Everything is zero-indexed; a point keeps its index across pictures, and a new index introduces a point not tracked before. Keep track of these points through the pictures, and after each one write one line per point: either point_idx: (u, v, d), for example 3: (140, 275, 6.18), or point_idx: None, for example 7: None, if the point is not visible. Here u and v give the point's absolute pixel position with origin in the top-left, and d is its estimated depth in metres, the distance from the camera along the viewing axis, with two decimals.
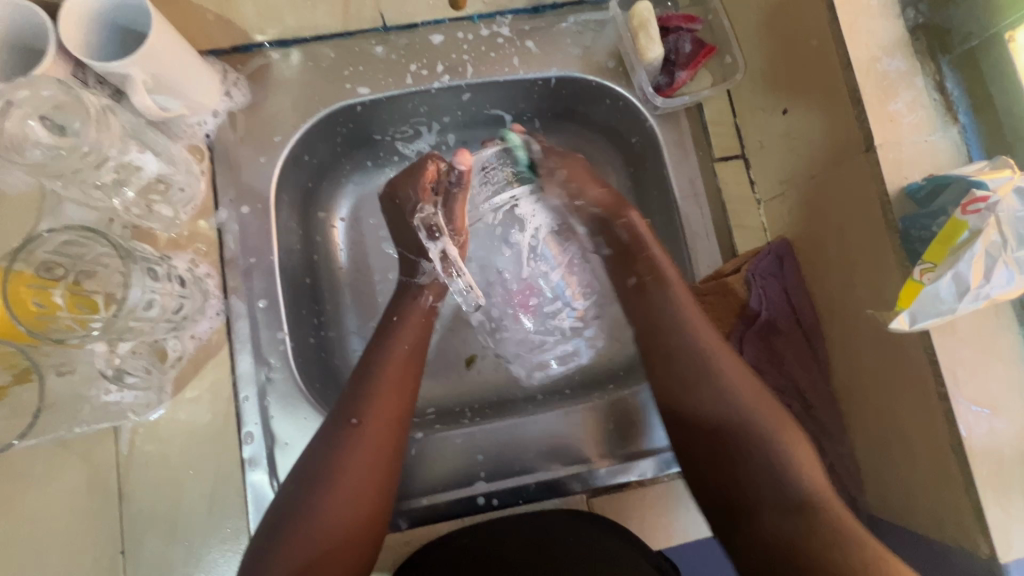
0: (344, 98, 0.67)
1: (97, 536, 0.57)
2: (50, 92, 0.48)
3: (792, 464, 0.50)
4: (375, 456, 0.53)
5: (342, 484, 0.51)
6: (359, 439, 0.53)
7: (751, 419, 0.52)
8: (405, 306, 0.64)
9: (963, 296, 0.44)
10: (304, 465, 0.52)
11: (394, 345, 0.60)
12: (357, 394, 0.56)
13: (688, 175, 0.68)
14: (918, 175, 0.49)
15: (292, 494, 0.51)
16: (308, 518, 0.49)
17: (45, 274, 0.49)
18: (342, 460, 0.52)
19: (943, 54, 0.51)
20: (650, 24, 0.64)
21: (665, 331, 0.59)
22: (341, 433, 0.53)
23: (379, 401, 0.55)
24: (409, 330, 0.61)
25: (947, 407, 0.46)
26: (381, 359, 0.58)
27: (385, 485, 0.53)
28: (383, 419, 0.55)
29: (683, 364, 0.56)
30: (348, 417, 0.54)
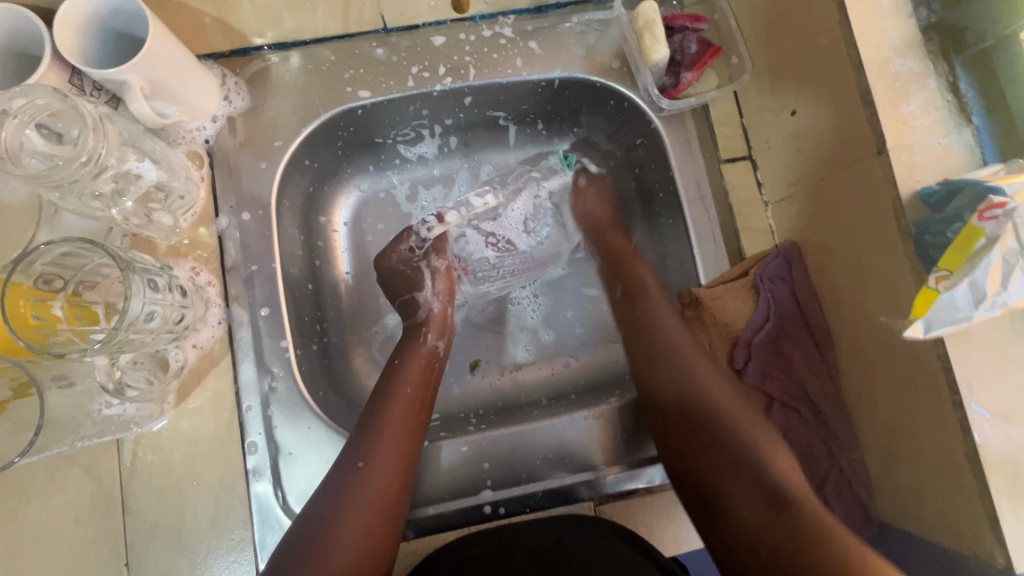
0: (346, 101, 0.66)
1: (101, 549, 0.56)
2: (46, 101, 0.47)
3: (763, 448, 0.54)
4: (380, 502, 0.52)
5: (348, 526, 0.50)
6: (366, 482, 0.52)
7: (722, 414, 0.57)
8: (412, 347, 0.64)
9: (979, 304, 0.43)
10: (309, 513, 0.51)
11: (401, 388, 0.59)
12: (364, 435, 0.55)
13: (695, 177, 0.67)
14: (931, 178, 0.48)
15: (299, 534, 0.50)
16: (308, 565, 0.48)
17: (43, 286, 0.48)
18: (348, 504, 0.51)
19: (956, 54, 0.50)
20: (656, 23, 0.63)
21: (658, 329, 0.64)
22: (348, 478, 0.53)
23: (384, 443, 0.54)
24: (412, 371, 0.61)
25: (962, 415, 0.46)
26: (384, 403, 0.57)
27: (392, 522, 0.52)
28: (391, 464, 0.54)
29: (673, 359, 0.61)
30: (353, 459, 0.54)
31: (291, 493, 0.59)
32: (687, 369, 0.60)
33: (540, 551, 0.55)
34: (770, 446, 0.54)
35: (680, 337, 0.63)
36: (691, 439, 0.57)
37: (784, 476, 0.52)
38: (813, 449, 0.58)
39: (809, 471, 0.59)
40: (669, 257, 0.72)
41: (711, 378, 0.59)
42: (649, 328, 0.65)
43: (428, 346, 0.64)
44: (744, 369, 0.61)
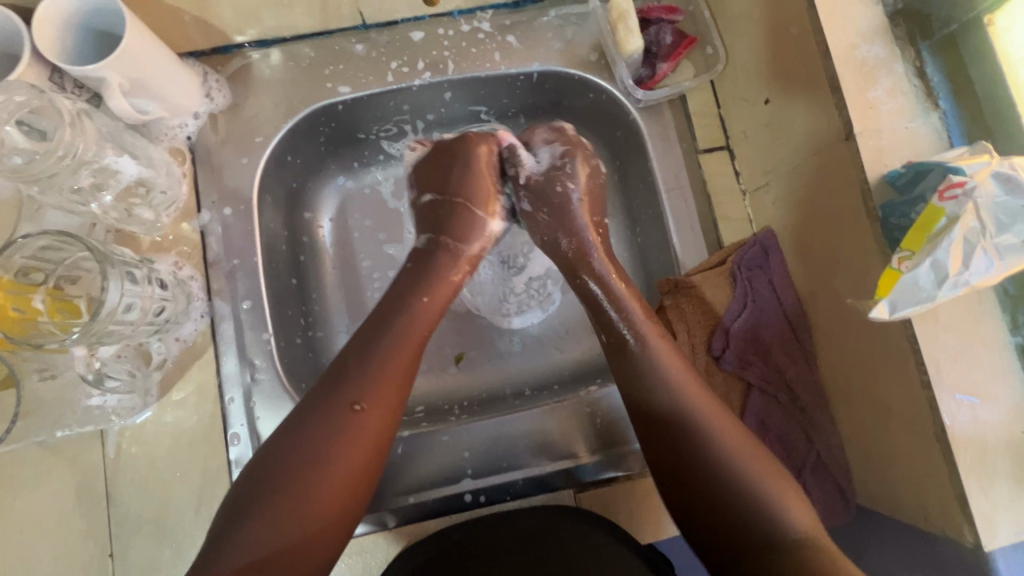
0: (326, 97, 0.67)
1: (86, 540, 0.57)
2: (24, 98, 0.47)
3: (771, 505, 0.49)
4: (365, 449, 0.51)
5: (330, 467, 0.49)
6: (359, 426, 0.51)
7: (743, 460, 0.51)
8: (433, 281, 0.60)
9: (942, 284, 0.43)
10: (294, 445, 0.50)
11: (407, 331, 0.57)
12: (368, 376, 0.53)
13: (673, 168, 0.68)
14: (898, 162, 0.49)
15: (280, 461, 0.49)
16: (284, 495, 0.48)
17: (23, 279, 0.50)
18: (335, 446, 0.50)
19: (922, 39, 0.51)
20: (629, 16, 0.63)
21: (666, 395, 0.54)
22: (346, 417, 0.51)
23: (384, 387, 0.53)
24: (428, 313, 0.59)
25: (930, 396, 0.46)
26: (392, 345, 0.55)
27: (375, 469, 0.52)
28: (383, 411, 0.53)
29: (682, 419, 0.53)
30: (350, 401, 0.52)
31: None
32: (698, 429, 0.52)
33: (524, 536, 0.56)
34: (792, 504, 0.49)
35: (673, 369, 0.55)
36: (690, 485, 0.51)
37: (796, 525, 0.48)
38: (790, 434, 0.59)
39: (788, 458, 0.59)
40: (650, 248, 0.72)
41: (721, 417, 0.53)
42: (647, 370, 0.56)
43: (454, 282, 0.62)
44: (722, 356, 0.62)
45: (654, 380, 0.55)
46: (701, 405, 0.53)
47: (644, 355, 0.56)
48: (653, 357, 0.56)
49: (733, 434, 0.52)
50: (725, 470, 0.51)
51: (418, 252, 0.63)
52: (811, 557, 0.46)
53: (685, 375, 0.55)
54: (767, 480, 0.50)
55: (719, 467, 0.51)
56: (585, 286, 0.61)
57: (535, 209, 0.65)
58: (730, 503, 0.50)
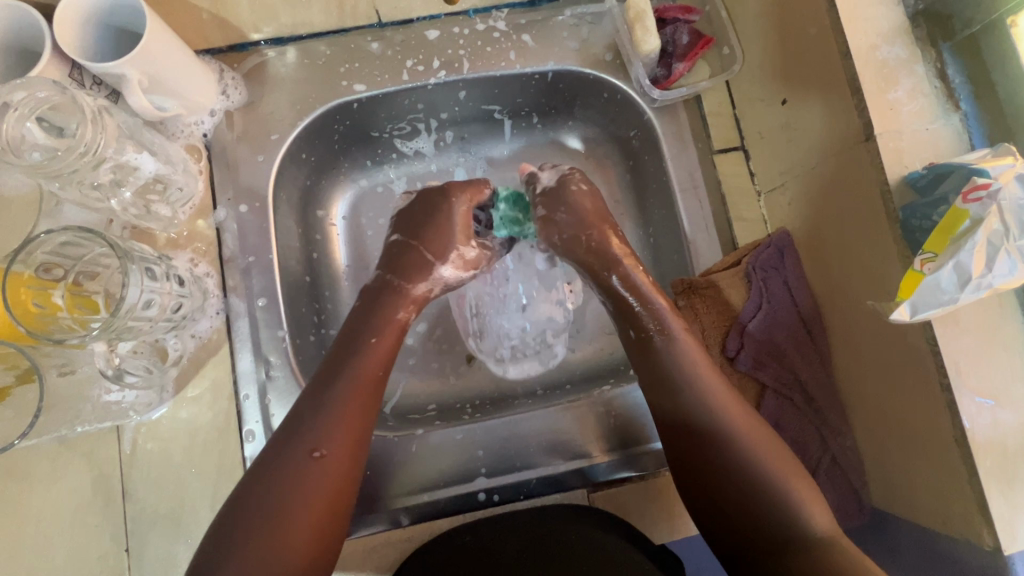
0: (341, 96, 0.67)
1: (102, 535, 0.57)
2: (46, 94, 0.48)
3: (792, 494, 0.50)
4: (332, 497, 0.50)
5: (303, 517, 0.48)
6: (320, 473, 0.50)
7: (770, 465, 0.51)
8: (381, 323, 0.58)
9: (965, 286, 0.43)
10: (251, 500, 0.48)
11: (357, 373, 0.55)
12: (320, 421, 0.52)
13: (687, 168, 0.67)
14: (919, 164, 0.48)
15: (241, 516, 0.47)
16: (247, 551, 0.46)
17: (44, 275, 0.50)
18: (298, 495, 0.48)
19: (943, 40, 0.51)
20: (647, 15, 0.63)
21: (684, 380, 0.55)
22: (301, 466, 0.50)
23: (337, 430, 0.52)
24: (380, 354, 0.57)
25: (950, 398, 0.46)
26: (342, 387, 0.54)
27: (339, 515, 0.50)
28: (342, 457, 0.51)
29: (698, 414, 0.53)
30: (308, 449, 0.50)
31: None
32: (717, 421, 0.53)
33: (533, 540, 0.55)
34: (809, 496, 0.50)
35: (695, 352, 0.56)
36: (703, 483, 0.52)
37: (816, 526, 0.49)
38: (805, 436, 0.59)
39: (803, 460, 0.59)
40: (663, 249, 0.72)
41: (744, 422, 0.53)
42: (679, 382, 0.55)
43: (402, 319, 0.60)
44: (737, 359, 0.61)
45: (683, 378, 0.55)
46: (717, 388, 0.54)
47: (671, 353, 0.56)
48: (680, 355, 0.56)
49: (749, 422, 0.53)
50: (743, 454, 0.52)
51: (369, 289, 0.61)
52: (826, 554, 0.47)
53: (707, 368, 0.55)
54: (788, 472, 0.51)
55: (739, 453, 0.52)
56: (610, 284, 0.59)
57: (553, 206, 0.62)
58: (741, 483, 0.51)
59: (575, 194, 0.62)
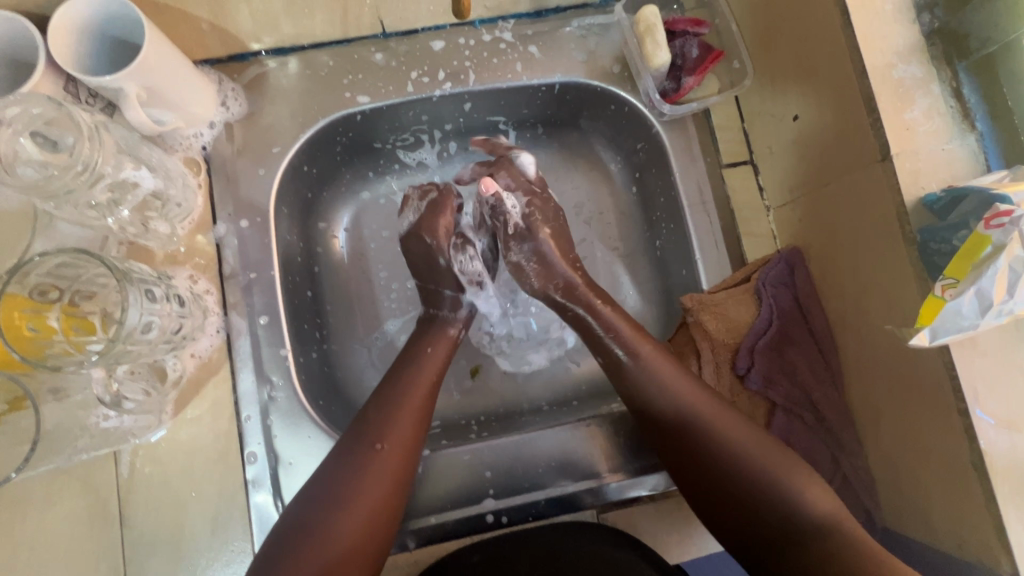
0: (344, 107, 0.65)
1: (99, 562, 0.55)
2: (39, 110, 0.46)
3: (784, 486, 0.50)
4: (389, 494, 0.51)
5: (360, 507, 0.50)
6: (382, 467, 0.52)
7: (758, 461, 0.51)
8: (435, 334, 0.63)
9: (986, 313, 0.42)
10: (323, 486, 0.50)
11: (420, 375, 0.58)
12: (383, 418, 0.54)
13: (696, 182, 0.67)
14: (935, 185, 0.48)
15: (311, 501, 0.50)
16: (313, 537, 0.48)
17: (38, 298, 0.48)
18: (360, 486, 0.50)
19: (959, 59, 0.50)
20: (657, 28, 0.62)
21: (656, 389, 0.56)
22: (364, 461, 0.52)
23: (401, 424, 0.54)
24: (435, 359, 0.60)
25: (968, 423, 0.45)
26: (403, 390, 0.56)
27: (394, 512, 0.52)
28: (405, 453, 0.53)
29: (678, 414, 0.54)
30: (371, 441, 0.53)
31: None
32: (699, 421, 0.54)
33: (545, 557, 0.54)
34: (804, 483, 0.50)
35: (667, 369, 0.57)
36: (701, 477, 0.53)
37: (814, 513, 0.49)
38: (816, 454, 0.59)
39: None
40: (670, 263, 0.71)
41: (725, 422, 0.53)
42: (652, 390, 0.56)
43: (453, 335, 0.64)
44: (747, 376, 0.61)
45: (654, 389, 0.56)
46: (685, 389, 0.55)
47: (641, 370, 0.57)
48: (650, 366, 0.57)
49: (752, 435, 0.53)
50: (735, 453, 0.52)
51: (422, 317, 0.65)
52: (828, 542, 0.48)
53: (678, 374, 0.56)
54: (780, 466, 0.51)
55: (728, 450, 0.52)
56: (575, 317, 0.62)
57: (536, 231, 0.66)
58: (739, 482, 0.51)
59: (559, 201, 0.68)
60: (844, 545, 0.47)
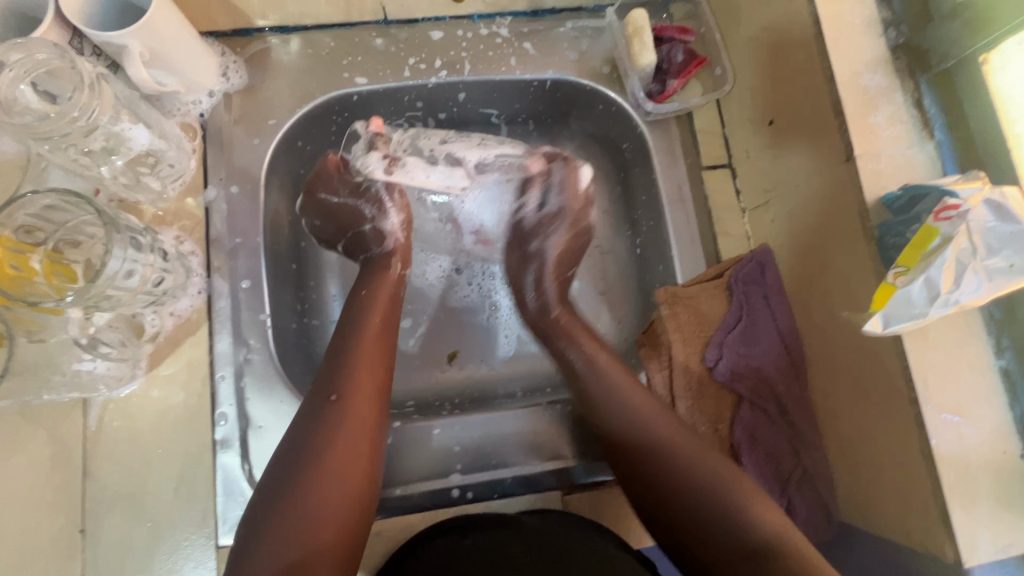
0: (342, 87, 0.68)
1: (57, 513, 0.55)
2: (45, 56, 0.48)
3: (735, 504, 0.49)
4: (348, 450, 0.50)
5: (327, 460, 0.49)
6: (340, 415, 0.51)
7: (703, 471, 0.51)
8: (376, 279, 0.64)
9: (933, 301, 0.45)
10: (286, 452, 0.49)
11: (366, 321, 0.59)
12: (341, 370, 0.54)
13: (676, 182, 0.70)
14: (895, 186, 0.51)
15: (279, 471, 0.48)
16: (283, 500, 0.46)
17: (23, 237, 0.49)
18: (324, 442, 0.49)
19: (921, 72, 0.53)
20: (645, 32, 0.65)
21: (599, 386, 0.59)
22: (320, 412, 0.51)
23: (356, 375, 0.54)
24: (378, 303, 0.61)
25: (917, 412, 0.47)
26: (353, 338, 0.57)
27: (374, 458, 0.51)
28: (360, 404, 0.52)
29: (627, 424, 0.56)
30: (326, 393, 0.52)
31: (257, 466, 0.59)
32: (639, 426, 0.55)
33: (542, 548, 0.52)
34: (756, 503, 0.49)
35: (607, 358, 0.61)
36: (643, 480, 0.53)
37: (767, 530, 0.47)
38: (779, 448, 0.60)
39: (776, 473, 0.59)
40: (648, 259, 0.73)
41: (675, 436, 0.54)
42: (599, 396, 0.58)
43: (394, 273, 0.65)
44: (715, 368, 0.62)
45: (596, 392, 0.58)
46: (620, 382, 0.58)
47: (589, 372, 0.60)
48: (597, 369, 0.60)
49: (688, 436, 0.54)
50: (686, 467, 0.52)
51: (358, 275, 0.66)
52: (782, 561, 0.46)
53: (624, 375, 0.59)
54: (729, 477, 0.51)
55: (674, 466, 0.52)
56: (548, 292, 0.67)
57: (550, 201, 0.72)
58: (683, 494, 0.51)
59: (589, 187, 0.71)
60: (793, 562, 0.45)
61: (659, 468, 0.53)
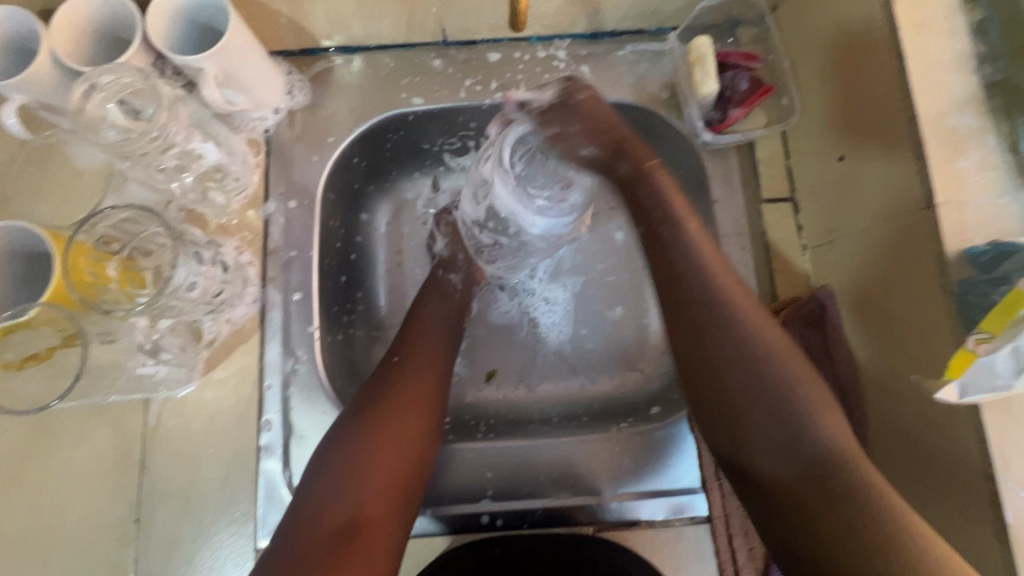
0: (399, 106, 0.69)
1: (117, 501, 0.59)
2: (130, 80, 0.51)
3: (810, 414, 0.45)
4: (413, 401, 0.55)
5: (391, 407, 0.54)
6: (402, 372, 0.57)
7: (773, 352, 0.47)
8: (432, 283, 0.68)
9: (1021, 373, 0.41)
10: (354, 405, 0.54)
11: (425, 305, 0.65)
12: (403, 338, 0.61)
13: (733, 214, 0.67)
14: (981, 238, 0.46)
15: (347, 417, 0.53)
16: (352, 439, 0.51)
17: (102, 247, 0.52)
18: (389, 393, 0.55)
19: (1019, 114, 0.49)
20: (708, 59, 0.63)
21: (692, 266, 0.51)
22: (386, 369, 0.57)
23: (416, 342, 0.60)
24: (436, 304, 0.66)
25: (994, 490, 0.43)
26: (412, 320, 0.63)
27: (433, 415, 0.56)
28: (421, 366, 0.58)
29: (718, 304, 0.49)
30: (390, 355, 0.59)
31: (297, 473, 0.60)
32: (727, 320, 0.49)
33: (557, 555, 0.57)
34: (824, 415, 0.46)
35: (726, 277, 0.50)
36: (718, 413, 0.48)
37: (831, 441, 0.45)
38: None
39: None
40: None
41: (755, 320, 0.49)
42: (680, 252, 0.52)
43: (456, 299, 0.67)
44: None
45: (698, 280, 0.50)
46: (700, 243, 0.52)
47: (672, 245, 0.53)
48: (679, 242, 0.52)
49: (769, 333, 0.48)
50: (759, 369, 0.47)
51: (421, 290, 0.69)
52: (849, 473, 0.43)
53: (719, 265, 0.51)
54: (803, 379, 0.47)
55: (748, 353, 0.47)
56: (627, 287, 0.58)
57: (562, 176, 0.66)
58: (741, 357, 0.47)
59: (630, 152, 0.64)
60: (867, 489, 0.43)
61: (728, 379, 0.48)
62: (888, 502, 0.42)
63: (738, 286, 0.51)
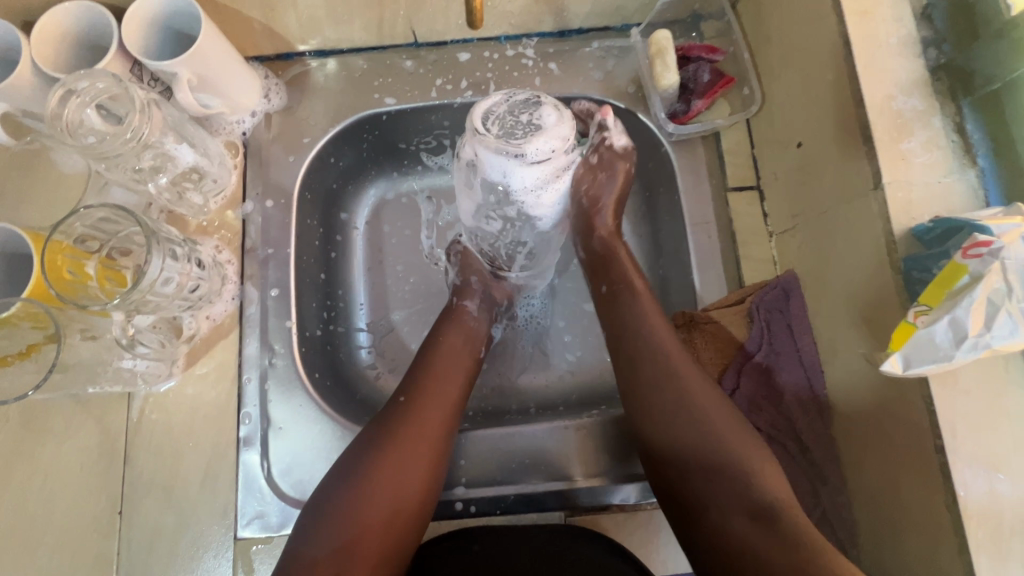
0: (373, 107, 0.71)
1: (100, 494, 0.60)
2: (105, 85, 0.53)
3: (747, 472, 0.50)
4: (414, 444, 0.54)
5: (391, 451, 0.54)
6: (406, 413, 0.56)
7: (722, 438, 0.52)
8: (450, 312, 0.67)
9: (959, 343, 0.42)
10: (357, 444, 0.55)
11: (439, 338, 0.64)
12: (414, 372, 0.61)
13: (699, 203, 0.68)
14: (927, 217, 0.48)
15: (349, 457, 0.54)
16: (350, 481, 0.52)
17: (81, 246, 0.54)
18: (391, 436, 0.55)
19: (964, 95, 0.50)
20: (668, 51, 0.66)
21: (646, 334, 0.58)
22: (391, 409, 0.57)
23: (425, 379, 0.59)
24: (452, 338, 0.64)
25: (943, 461, 0.44)
26: (424, 354, 0.62)
27: (437, 458, 0.55)
28: (427, 407, 0.57)
29: (674, 372, 0.55)
30: (397, 393, 0.59)
31: (275, 464, 0.62)
32: (674, 369, 0.56)
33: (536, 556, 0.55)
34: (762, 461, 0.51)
35: (665, 337, 0.58)
36: (670, 478, 0.53)
37: (773, 492, 0.49)
38: (797, 485, 0.57)
39: None
40: (670, 281, 0.72)
41: (709, 400, 0.54)
42: (629, 321, 0.60)
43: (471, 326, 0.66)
44: (732, 396, 0.61)
45: (645, 346, 0.57)
46: (661, 331, 0.58)
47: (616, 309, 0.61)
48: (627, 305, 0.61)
49: (723, 411, 0.53)
50: (705, 436, 0.52)
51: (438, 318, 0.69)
52: (786, 523, 0.48)
53: (660, 320, 0.59)
54: (741, 444, 0.51)
55: (688, 418, 0.53)
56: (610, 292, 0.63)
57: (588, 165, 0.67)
58: (691, 456, 0.52)
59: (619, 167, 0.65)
60: (806, 531, 0.47)
61: (677, 432, 0.53)
62: (806, 531, 0.47)
63: (677, 353, 0.57)
